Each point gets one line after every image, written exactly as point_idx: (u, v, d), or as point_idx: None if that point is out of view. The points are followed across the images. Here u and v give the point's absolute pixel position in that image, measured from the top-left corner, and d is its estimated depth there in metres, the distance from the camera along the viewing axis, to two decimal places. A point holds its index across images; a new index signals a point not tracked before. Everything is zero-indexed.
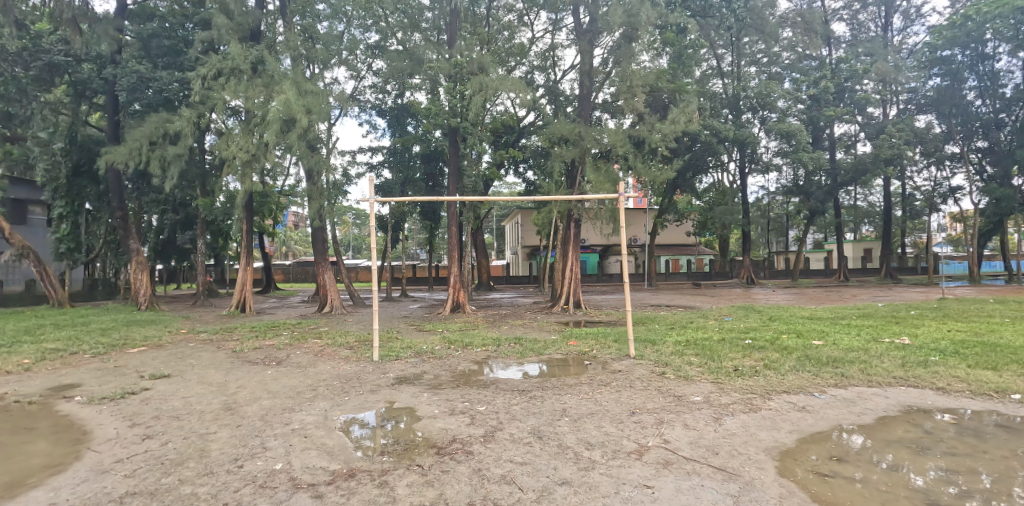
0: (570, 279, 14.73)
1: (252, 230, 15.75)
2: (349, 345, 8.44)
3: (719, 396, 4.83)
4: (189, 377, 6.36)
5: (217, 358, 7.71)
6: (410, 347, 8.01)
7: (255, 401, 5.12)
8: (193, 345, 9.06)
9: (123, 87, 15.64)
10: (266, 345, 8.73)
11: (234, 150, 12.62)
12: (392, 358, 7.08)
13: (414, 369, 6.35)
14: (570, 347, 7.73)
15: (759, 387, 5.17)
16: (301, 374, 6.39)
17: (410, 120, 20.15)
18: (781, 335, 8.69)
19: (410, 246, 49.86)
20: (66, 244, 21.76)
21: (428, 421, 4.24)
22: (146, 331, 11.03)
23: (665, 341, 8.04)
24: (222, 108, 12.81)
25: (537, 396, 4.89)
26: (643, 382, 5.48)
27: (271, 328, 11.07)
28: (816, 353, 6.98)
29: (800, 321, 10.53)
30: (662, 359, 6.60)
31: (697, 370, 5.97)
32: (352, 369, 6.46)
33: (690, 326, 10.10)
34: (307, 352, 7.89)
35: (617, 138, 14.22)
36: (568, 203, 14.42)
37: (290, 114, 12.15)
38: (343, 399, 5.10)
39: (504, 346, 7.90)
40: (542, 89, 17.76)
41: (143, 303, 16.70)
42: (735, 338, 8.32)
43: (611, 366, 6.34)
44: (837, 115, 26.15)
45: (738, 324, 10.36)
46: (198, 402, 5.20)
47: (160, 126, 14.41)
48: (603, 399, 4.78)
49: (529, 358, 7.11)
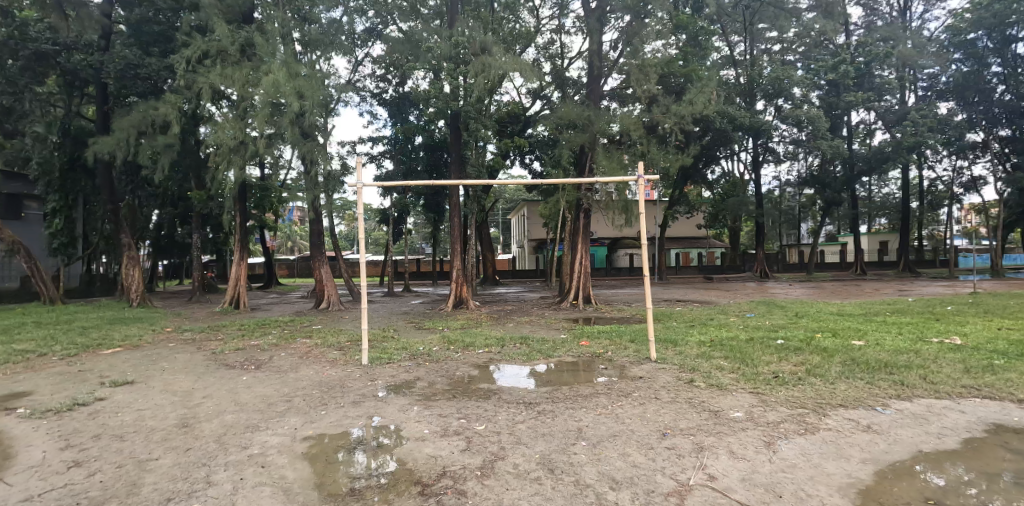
0: (580, 274, 13.96)
1: (244, 224, 14.99)
2: (339, 345, 7.70)
3: (765, 412, 4.06)
4: (154, 385, 5.66)
5: (192, 361, 6.98)
6: (405, 348, 7.23)
7: (218, 416, 4.39)
8: (172, 346, 8.37)
9: (111, 75, 14.96)
10: (250, 346, 8.00)
11: (221, 137, 11.80)
12: (383, 361, 6.33)
13: (406, 375, 5.58)
14: (583, 349, 6.94)
15: (809, 400, 4.39)
16: (278, 380, 5.64)
17: (413, 110, 19.40)
18: (815, 334, 7.88)
19: (415, 241, 49.20)
20: (60, 239, 20.71)
21: (414, 446, 3.49)
22: (130, 330, 10.35)
23: (688, 341, 7.26)
24: (208, 93, 11.90)
25: (547, 412, 4.12)
26: (671, 393, 4.69)
27: (260, 326, 10.35)
28: (863, 356, 6.18)
29: (832, 319, 9.63)
30: (689, 363, 5.79)
31: (731, 378, 5.20)
32: (337, 375, 5.71)
33: (712, 324, 9.27)
34: (292, 354, 7.14)
35: (629, 122, 13.37)
36: (577, 192, 13.64)
37: (279, 96, 11.42)
38: (319, 413, 4.34)
39: (508, 347, 7.11)
40: (549, 76, 16.88)
41: (135, 299, 16.06)
42: (765, 338, 7.54)
43: (630, 372, 5.55)
44: (857, 101, 25.08)
45: (764, 321, 9.51)
46: (152, 416, 4.48)
47: (148, 116, 13.49)
48: (626, 415, 3.99)
49: (537, 361, 6.33)
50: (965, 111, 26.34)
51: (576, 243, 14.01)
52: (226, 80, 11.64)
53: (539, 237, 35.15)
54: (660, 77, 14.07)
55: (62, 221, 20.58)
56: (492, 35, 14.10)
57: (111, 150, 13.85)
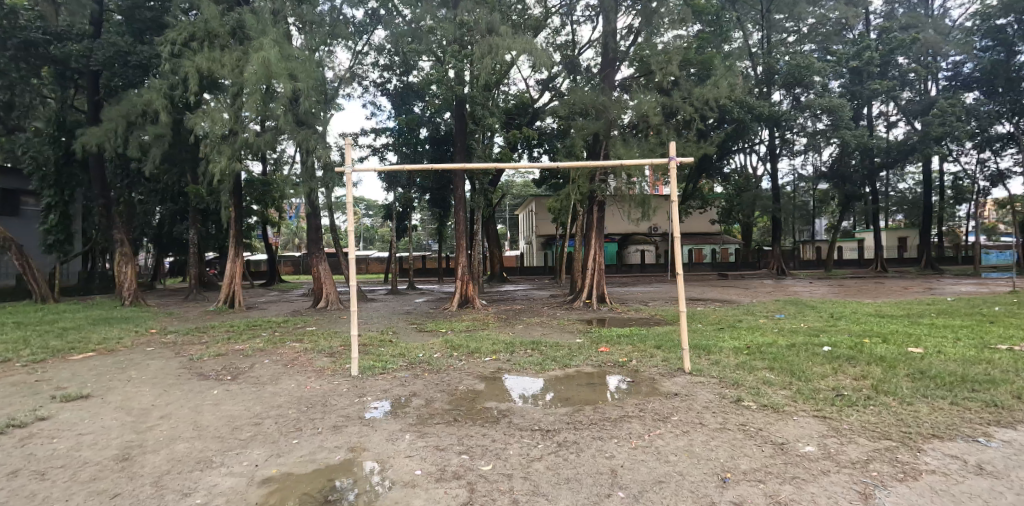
0: (594, 271, 13.06)
1: (240, 219, 14.26)
2: (330, 351, 6.90)
3: (843, 449, 3.27)
4: (110, 401, 4.89)
5: (165, 369, 6.24)
6: (402, 355, 6.42)
7: (169, 446, 3.61)
8: (151, 350, 7.62)
9: (100, 62, 14.25)
10: (233, 350, 7.24)
11: (205, 122, 10.86)
12: (375, 371, 5.50)
13: (400, 390, 4.77)
14: (603, 356, 6.10)
15: (893, 430, 3.60)
16: (253, 394, 4.87)
17: (417, 101, 18.52)
18: (863, 340, 7.03)
19: (422, 238, 48.52)
20: (55, 236, 20.10)
21: (402, 494, 2.70)
22: (110, 331, 9.65)
23: (723, 348, 6.42)
24: (196, 80, 11.09)
25: (570, 444, 3.32)
26: (717, 417, 3.89)
27: (249, 328, 9.63)
28: (932, 368, 5.33)
29: (876, 321, 8.72)
30: (732, 377, 4.95)
31: (787, 398, 4.37)
32: (321, 389, 4.93)
33: (743, 326, 8.39)
34: (275, 362, 6.34)
35: (648, 105, 12.39)
36: (590, 184, 12.80)
37: (271, 79, 10.54)
38: (291, 442, 3.58)
39: (519, 355, 6.27)
40: (560, 65, 16.01)
41: (127, 298, 15.43)
42: (809, 344, 6.69)
43: (663, 387, 4.72)
44: (883, 89, 23.81)
45: (799, 324, 8.65)
46: (92, 445, 3.72)
47: (138, 106, 12.65)
48: (670, 451, 3.19)
49: (551, 372, 5.47)
50: (992, 102, 25.10)
51: (588, 238, 13.13)
52: (216, 65, 10.80)
53: (548, 233, 34.32)
54: (683, 59, 13.04)
55: (56, 218, 19.90)
56: (501, 16, 13.13)
57: (101, 142, 13.14)
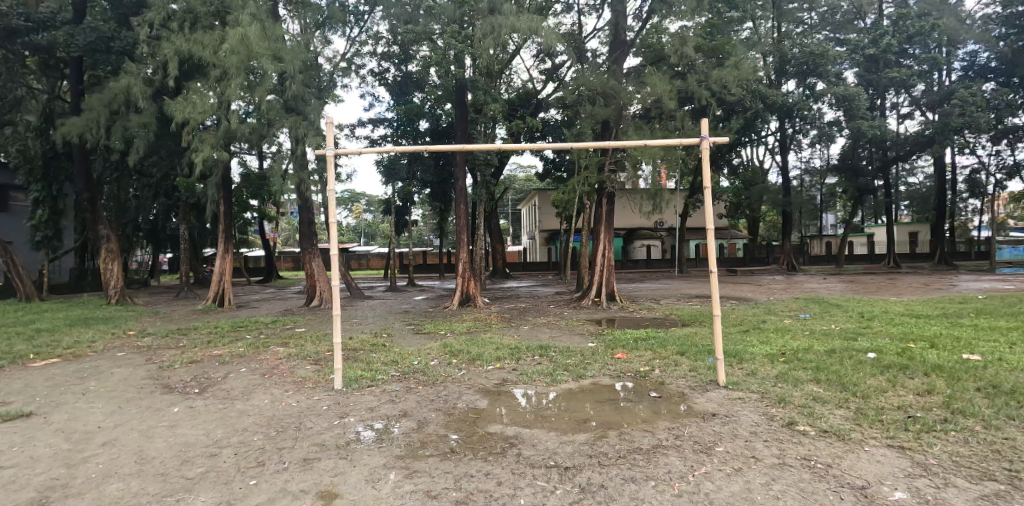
0: (603, 267, 12.29)
1: (230, 213, 13.55)
2: (315, 358, 6.18)
3: (945, 499, 2.58)
4: (51, 421, 4.19)
5: (129, 379, 5.57)
6: (394, 363, 5.69)
7: (98, 488, 2.92)
8: (122, 355, 6.97)
9: (81, 48, 13.53)
10: (210, 356, 6.56)
11: (184, 108, 10.06)
12: (361, 384, 4.74)
13: (388, 408, 4.06)
14: (622, 365, 5.38)
15: (998, 470, 2.92)
16: (218, 414, 4.18)
17: (417, 92, 17.73)
18: (909, 345, 6.30)
19: (423, 233, 47.87)
20: (43, 232, 19.21)
21: None
22: (85, 333, 8.98)
23: (756, 355, 5.69)
24: (176, 63, 10.37)
25: (594, 490, 2.62)
26: (773, 449, 3.19)
27: (234, 329, 8.94)
28: (1005, 380, 4.63)
29: (916, 323, 7.96)
30: (776, 392, 4.26)
31: (849, 421, 3.69)
32: (298, 406, 4.22)
33: (768, 328, 7.69)
34: (252, 372, 5.62)
35: (666, 87, 11.57)
36: (599, 174, 12.14)
37: (254, 60, 9.76)
38: (247, 483, 2.87)
39: (526, 364, 5.54)
40: (564, 52, 15.24)
41: (114, 296, 14.84)
42: (852, 350, 5.99)
43: (700, 407, 4.00)
44: (902, 77, 22.82)
45: (829, 325, 7.92)
46: (3, 486, 3.01)
47: (118, 94, 11.93)
48: (726, 502, 2.48)
49: (564, 385, 4.73)
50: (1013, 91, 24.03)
51: (597, 231, 12.41)
52: (197, 46, 10.05)
53: (552, 227, 33.62)
54: (700, 40, 12.31)
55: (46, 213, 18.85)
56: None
57: (81, 133, 12.41)
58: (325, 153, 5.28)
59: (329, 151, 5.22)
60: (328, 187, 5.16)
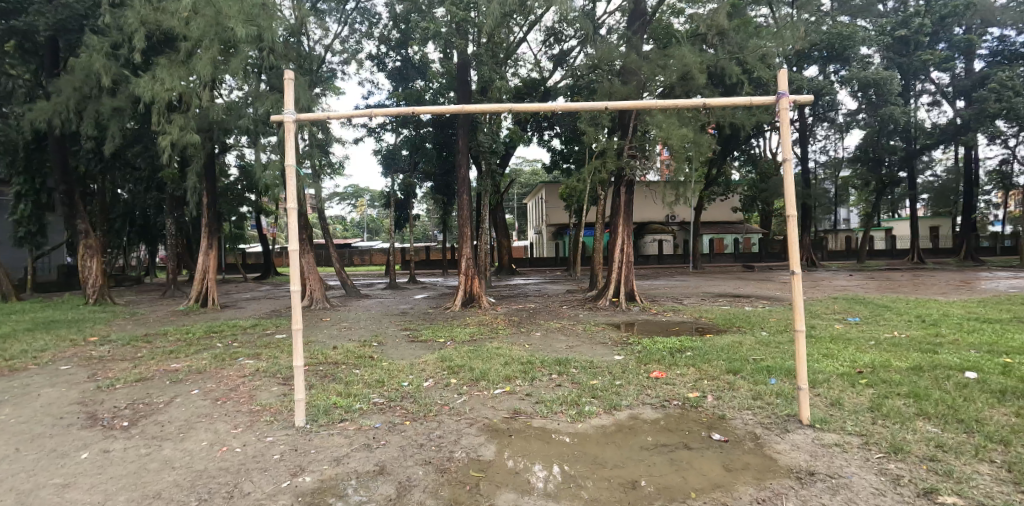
0: (622, 264, 11.19)
1: (214, 205, 12.48)
2: (286, 376, 5.11)
3: None
4: None
5: (56, 404, 4.54)
6: (380, 384, 4.63)
7: None
8: (66, 369, 5.94)
9: (50, 26, 12.44)
10: (164, 372, 5.53)
11: (152, 85, 8.99)
12: (335, 420, 3.66)
13: (361, 460, 2.98)
14: (663, 389, 4.28)
15: None
16: (135, 465, 3.10)
17: (419, 78, 16.43)
18: (1009, 361, 5.14)
19: (427, 227, 46.67)
20: (26, 227, 17.84)
21: None
22: (38, 340, 7.92)
23: (829, 376, 4.57)
24: (143, 35, 9.30)
25: None
26: None
27: (204, 335, 7.85)
28: None
29: (995, 330, 6.80)
30: (883, 436, 3.17)
31: (1010, 488, 2.59)
32: (242, 454, 3.15)
33: (822, 336, 6.57)
34: (204, 395, 4.55)
35: (693, 60, 10.38)
36: (619, 160, 11.03)
37: (226, 27, 8.67)
38: None
39: (544, 387, 4.46)
40: (576, 31, 14.05)
41: (92, 295, 14.00)
42: (945, 368, 4.85)
43: (788, 461, 2.89)
44: (935, 60, 21.41)
45: (891, 332, 6.81)
46: None
47: (87, 74, 10.84)
48: None
49: (595, 419, 3.62)
50: None
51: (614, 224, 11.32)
52: (166, 16, 9.09)
53: (559, 221, 32.46)
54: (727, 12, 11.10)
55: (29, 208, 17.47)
56: None
57: (49, 118, 11.34)
58: (283, 119, 3.94)
59: (288, 117, 3.89)
60: (286, 162, 3.91)
